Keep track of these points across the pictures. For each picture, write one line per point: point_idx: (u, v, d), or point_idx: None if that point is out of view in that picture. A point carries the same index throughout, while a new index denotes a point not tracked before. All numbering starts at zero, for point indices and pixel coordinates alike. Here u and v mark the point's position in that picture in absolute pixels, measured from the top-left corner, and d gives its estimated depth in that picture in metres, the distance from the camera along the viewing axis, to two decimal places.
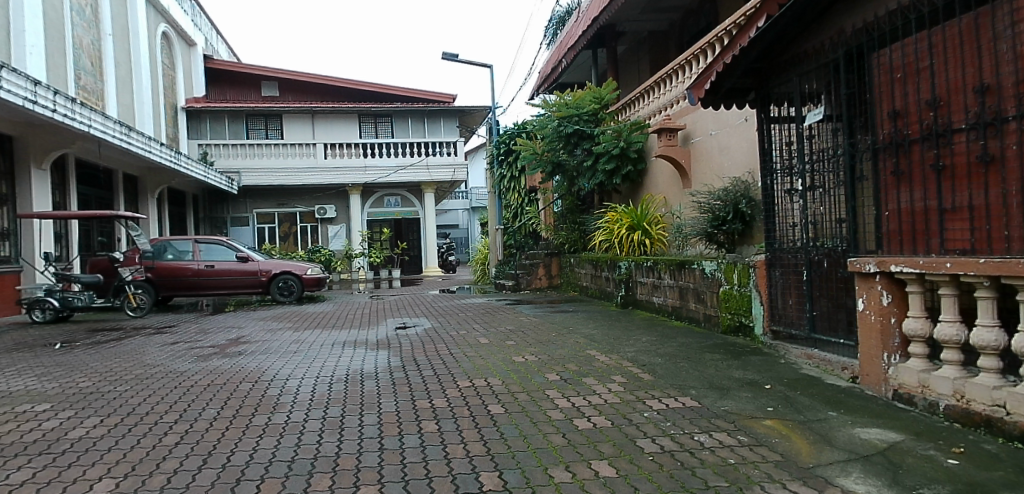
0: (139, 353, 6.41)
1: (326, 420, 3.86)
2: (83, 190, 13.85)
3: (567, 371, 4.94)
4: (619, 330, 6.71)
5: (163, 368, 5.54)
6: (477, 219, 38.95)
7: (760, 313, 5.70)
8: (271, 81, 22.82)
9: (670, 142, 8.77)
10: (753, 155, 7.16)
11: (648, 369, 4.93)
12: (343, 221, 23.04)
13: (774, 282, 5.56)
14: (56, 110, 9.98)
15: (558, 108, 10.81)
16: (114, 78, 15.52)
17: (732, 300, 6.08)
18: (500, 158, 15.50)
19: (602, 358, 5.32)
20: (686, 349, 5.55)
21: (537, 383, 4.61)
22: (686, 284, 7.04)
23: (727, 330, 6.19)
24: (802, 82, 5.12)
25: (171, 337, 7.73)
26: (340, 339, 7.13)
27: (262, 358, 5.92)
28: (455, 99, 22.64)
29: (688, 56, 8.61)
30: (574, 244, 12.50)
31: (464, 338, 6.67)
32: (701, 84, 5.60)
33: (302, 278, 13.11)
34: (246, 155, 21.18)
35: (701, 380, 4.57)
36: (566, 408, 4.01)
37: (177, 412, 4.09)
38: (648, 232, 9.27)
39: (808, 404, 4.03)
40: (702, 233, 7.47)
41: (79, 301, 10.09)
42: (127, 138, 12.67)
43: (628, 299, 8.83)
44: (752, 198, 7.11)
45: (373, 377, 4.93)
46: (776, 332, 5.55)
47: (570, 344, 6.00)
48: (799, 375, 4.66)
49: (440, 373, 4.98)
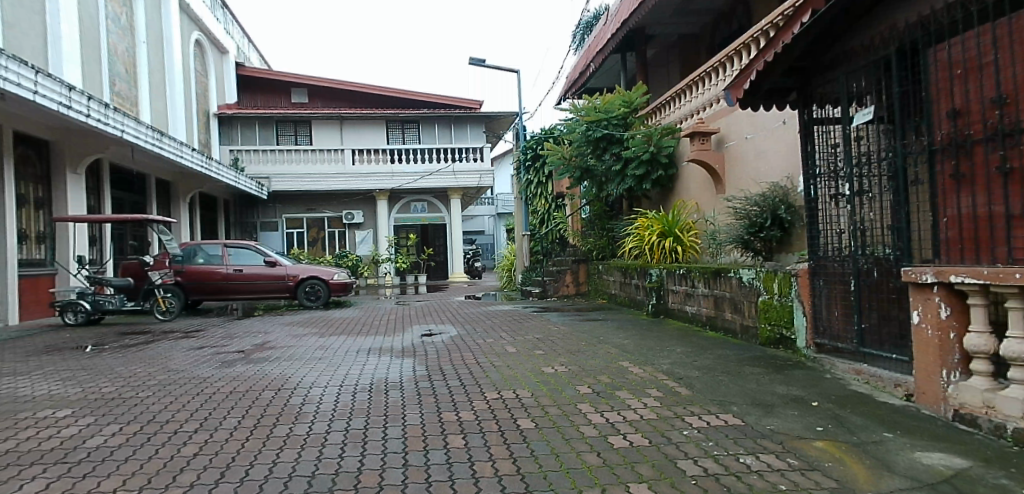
0: (166, 358, 6.41)
1: (349, 432, 3.73)
2: (116, 194, 14.14)
3: (599, 383, 4.73)
4: (652, 340, 6.46)
5: (188, 373, 5.51)
6: (503, 224, 38.96)
7: (802, 325, 5.39)
8: (300, 88, 23.12)
9: (704, 147, 8.51)
10: (793, 158, 6.86)
11: (685, 383, 4.68)
12: (370, 227, 23.18)
13: (817, 292, 5.26)
14: (90, 115, 10.17)
15: (587, 112, 10.61)
16: (147, 84, 15.86)
17: (771, 311, 5.79)
18: (528, 164, 15.36)
19: (636, 370, 5.10)
20: (725, 362, 5.29)
21: (569, 396, 4.41)
22: (721, 293, 6.77)
23: (766, 342, 5.89)
24: (848, 81, 4.81)
25: (198, 341, 7.75)
26: (365, 345, 7.03)
27: (287, 365, 5.84)
28: (482, 105, 22.64)
29: (722, 57, 8.35)
30: (602, 251, 12.28)
31: (491, 347, 6.49)
32: (739, 85, 5.37)
33: (329, 283, 13.16)
34: (275, 160, 21.45)
35: (742, 396, 4.31)
36: (600, 424, 3.80)
37: (198, 421, 4.02)
38: (680, 239, 9.03)
39: (861, 425, 3.75)
40: (738, 240, 7.20)
41: (110, 304, 10.23)
42: (159, 143, 12.87)
43: (659, 308, 8.57)
44: (792, 204, 6.81)
45: (398, 386, 4.80)
46: (819, 345, 5.24)
47: (601, 355, 5.79)
48: (848, 391, 4.38)
49: (467, 384, 4.82)
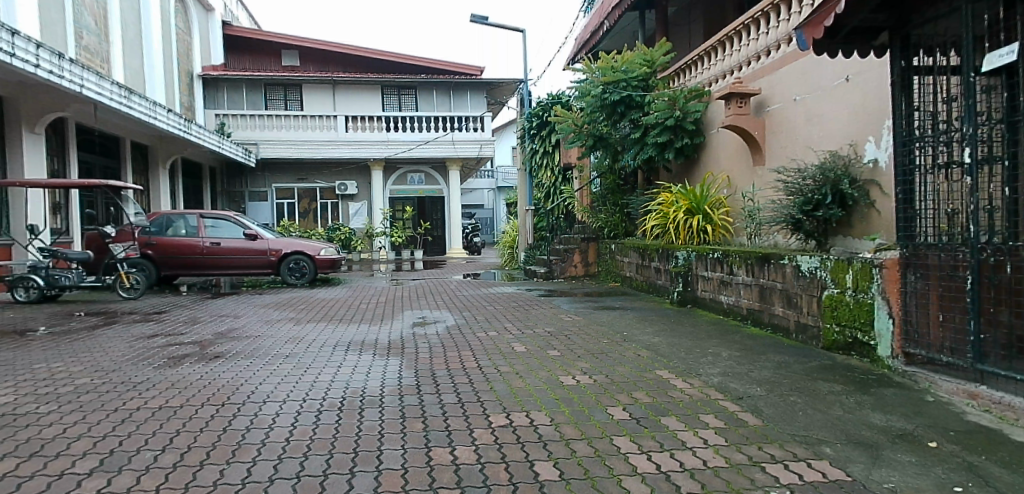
0: (102, 350, 5.30)
1: (300, 481, 2.62)
2: (84, 158, 12.90)
3: (637, 405, 3.63)
4: (689, 339, 5.38)
5: (118, 374, 4.38)
6: (503, 199, 38.03)
7: (886, 330, 4.28)
8: (291, 50, 21.71)
9: (741, 111, 7.29)
10: (858, 123, 5.69)
11: (749, 407, 3.59)
12: (364, 199, 22.00)
13: (907, 289, 4.15)
14: (39, 66, 8.84)
15: (603, 72, 9.35)
16: (119, 39, 14.47)
17: (841, 309, 4.68)
18: (533, 132, 14.16)
19: (680, 384, 4.01)
20: (790, 375, 4.20)
21: (601, 424, 3.31)
22: (769, 283, 5.70)
23: (832, 347, 4.83)
24: (975, 13, 3.59)
25: (153, 327, 6.64)
26: (346, 337, 5.96)
27: (243, 365, 4.73)
28: (483, 71, 21.30)
29: (765, 7, 7.13)
30: (614, 229, 11.16)
31: (494, 344, 5.40)
32: (821, 22, 4.19)
33: (315, 259, 12.02)
34: (263, 126, 20.07)
35: (832, 431, 3.24)
36: (649, 476, 2.67)
37: (98, 456, 2.91)
38: (709, 218, 7.92)
39: (1013, 480, 2.65)
40: (786, 220, 6.06)
41: (67, 280, 9.09)
42: (128, 101, 11.54)
43: (686, 296, 7.50)
44: (857, 178, 5.65)
45: (378, 403, 3.71)
46: (910, 355, 4.16)
47: (630, 359, 4.73)
48: (969, 424, 3.30)
49: (466, 402, 3.72)
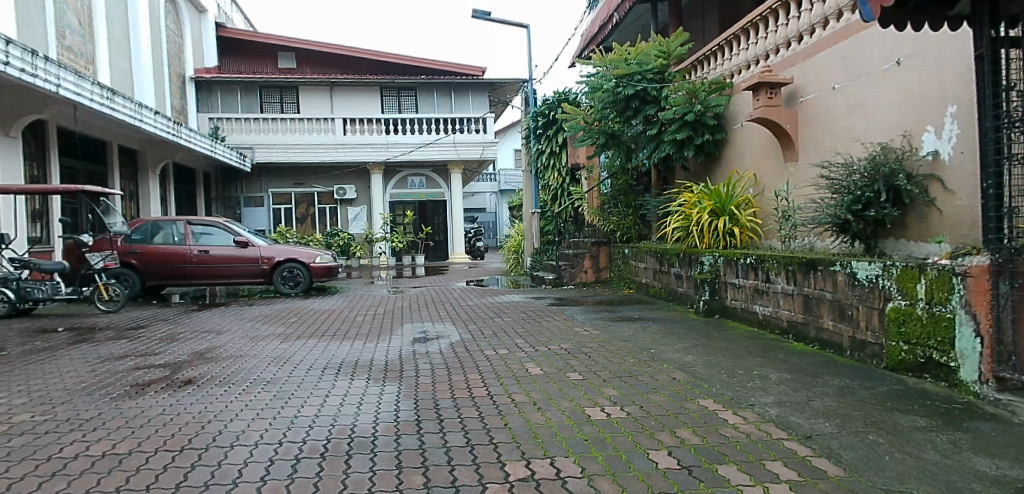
0: (57, 376, 4.66)
1: None
2: (67, 163, 12.28)
3: (685, 448, 2.99)
4: (728, 359, 4.73)
5: (66, 409, 3.74)
6: (506, 202, 37.47)
7: (972, 350, 3.59)
8: (288, 51, 21.11)
9: (772, 102, 6.65)
10: (911, 110, 5.03)
11: (823, 450, 2.94)
12: (364, 203, 21.41)
13: (1000, 301, 3.49)
14: (10, 63, 8.21)
15: (616, 65, 8.73)
16: (105, 39, 13.88)
17: (911, 323, 4.00)
18: (539, 132, 13.51)
19: (731, 419, 3.37)
20: (859, 405, 3.54)
21: (646, 477, 2.66)
22: (816, 293, 5.05)
23: (900, 368, 4.15)
24: None
25: (126, 346, 6.00)
26: (337, 357, 5.30)
27: (215, 394, 4.08)
28: (485, 71, 20.64)
29: None
30: (626, 232, 10.51)
31: (506, 366, 4.74)
32: None
33: (310, 266, 11.38)
34: (259, 129, 19.47)
35: (935, 484, 2.58)
36: None
37: None
38: (736, 219, 7.27)
39: None
40: (831, 221, 5.40)
41: (39, 292, 8.48)
42: (110, 102, 10.91)
43: (714, 306, 6.83)
44: (914, 173, 4.99)
45: (369, 448, 3.06)
46: (1003, 380, 3.47)
47: (665, 384, 4.07)
48: None
49: (477, 445, 3.07)
